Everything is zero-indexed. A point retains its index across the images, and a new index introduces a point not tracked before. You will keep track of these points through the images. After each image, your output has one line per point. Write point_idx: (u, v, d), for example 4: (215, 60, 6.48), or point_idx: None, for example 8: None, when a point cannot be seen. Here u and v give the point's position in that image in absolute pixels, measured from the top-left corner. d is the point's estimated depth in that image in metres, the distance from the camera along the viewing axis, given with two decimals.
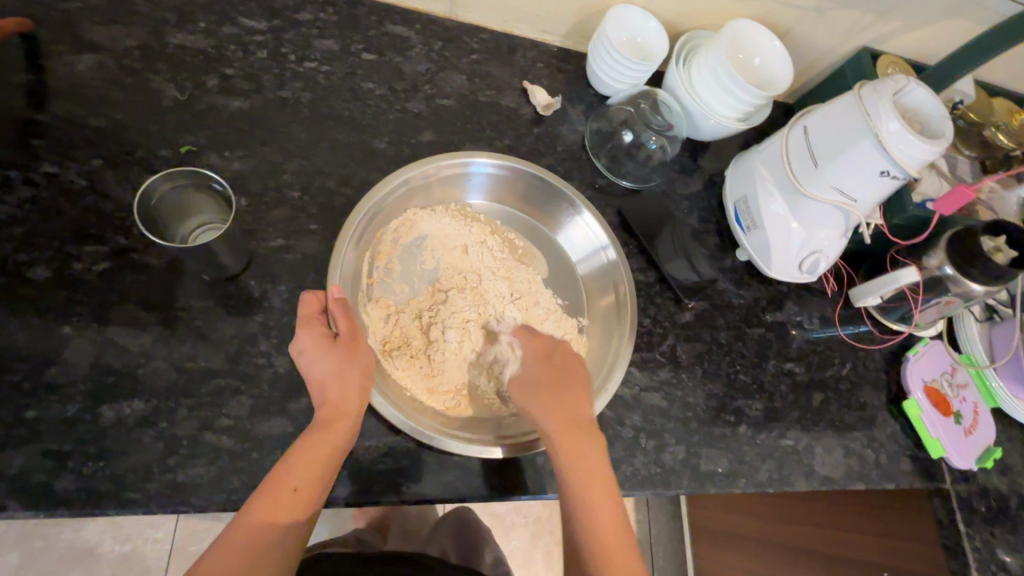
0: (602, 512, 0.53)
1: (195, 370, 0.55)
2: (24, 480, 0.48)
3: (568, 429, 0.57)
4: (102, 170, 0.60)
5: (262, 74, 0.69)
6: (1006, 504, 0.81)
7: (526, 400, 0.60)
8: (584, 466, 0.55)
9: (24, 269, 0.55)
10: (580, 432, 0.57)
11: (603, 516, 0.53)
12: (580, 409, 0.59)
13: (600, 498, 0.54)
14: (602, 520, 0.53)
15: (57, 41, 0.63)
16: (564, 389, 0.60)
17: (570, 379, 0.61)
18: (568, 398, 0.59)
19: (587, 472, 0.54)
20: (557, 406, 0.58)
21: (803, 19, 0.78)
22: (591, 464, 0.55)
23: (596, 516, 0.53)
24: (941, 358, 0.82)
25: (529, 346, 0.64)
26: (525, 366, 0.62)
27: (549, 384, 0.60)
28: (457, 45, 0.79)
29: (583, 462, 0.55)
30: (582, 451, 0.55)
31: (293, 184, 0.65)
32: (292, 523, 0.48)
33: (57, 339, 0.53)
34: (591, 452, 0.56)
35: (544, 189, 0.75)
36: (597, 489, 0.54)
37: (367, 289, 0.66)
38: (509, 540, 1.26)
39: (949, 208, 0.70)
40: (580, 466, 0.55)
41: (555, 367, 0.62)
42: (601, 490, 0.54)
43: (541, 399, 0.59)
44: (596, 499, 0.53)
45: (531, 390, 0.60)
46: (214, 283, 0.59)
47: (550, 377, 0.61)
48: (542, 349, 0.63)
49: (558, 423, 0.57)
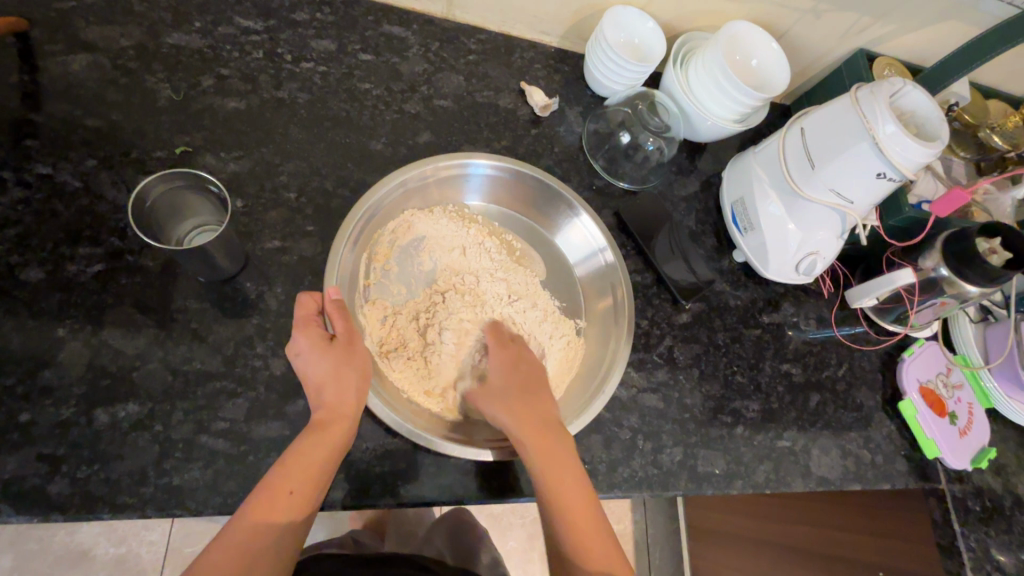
0: (580, 514, 0.53)
1: (191, 372, 0.55)
2: (18, 484, 0.48)
3: (538, 435, 0.56)
4: (97, 171, 0.60)
5: (259, 75, 0.69)
6: (1001, 504, 0.81)
7: (494, 407, 0.58)
8: (557, 471, 0.54)
9: (17, 271, 0.54)
10: (551, 437, 0.56)
11: (582, 518, 0.53)
12: (547, 413, 0.59)
13: (577, 500, 0.54)
14: (581, 522, 0.53)
15: (51, 41, 0.63)
16: (531, 395, 0.59)
17: (536, 384, 0.61)
18: (536, 404, 0.59)
19: (563, 478, 0.54)
20: (526, 413, 0.57)
21: (800, 21, 0.79)
22: (565, 468, 0.55)
23: (575, 519, 0.53)
24: (936, 359, 0.82)
25: (496, 348, 0.62)
26: (494, 369, 0.61)
27: (516, 391, 0.59)
28: (455, 46, 0.78)
29: (557, 467, 0.54)
30: (554, 455, 0.55)
31: (290, 185, 0.65)
32: (288, 526, 0.48)
33: (51, 342, 0.53)
34: (564, 456, 0.55)
35: (543, 190, 0.75)
36: (574, 492, 0.54)
37: (364, 291, 0.66)
38: (506, 540, 1.26)
39: (945, 210, 0.70)
40: (554, 471, 0.54)
41: (522, 373, 0.61)
42: (577, 493, 0.54)
43: (508, 406, 0.58)
44: (573, 502, 0.53)
45: (499, 396, 0.59)
46: (210, 285, 0.59)
47: (517, 383, 0.60)
48: (508, 353, 0.62)
49: (528, 431, 0.56)
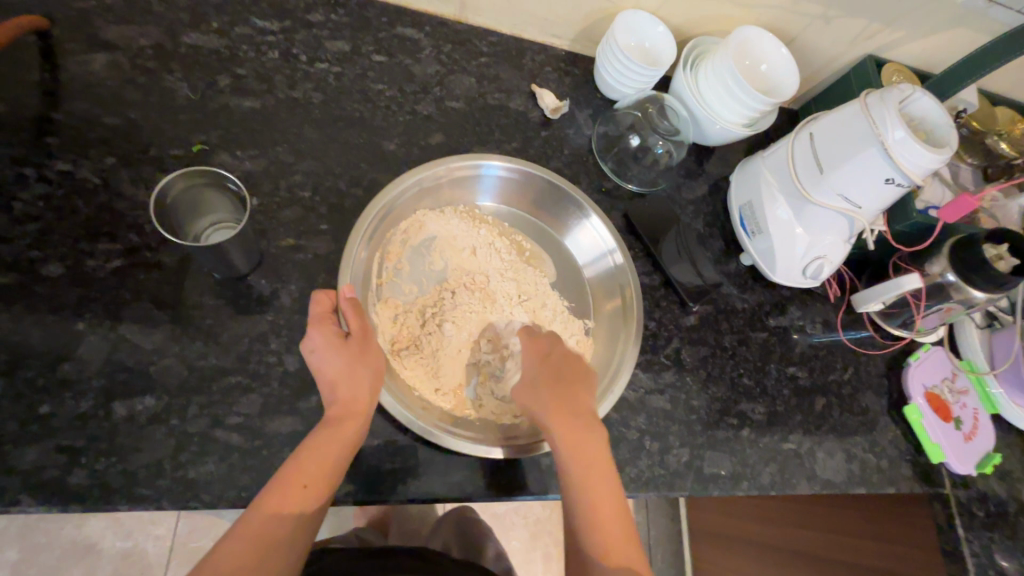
0: (603, 504, 0.54)
1: (205, 367, 0.56)
2: (37, 476, 0.49)
3: (566, 420, 0.57)
4: (116, 169, 0.61)
5: (274, 75, 0.69)
6: (1005, 509, 0.81)
7: (527, 394, 0.60)
8: (584, 460, 0.55)
9: (37, 266, 0.55)
10: (581, 423, 0.57)
11: (606, 508, 0.54)
12: (581, 401, 0.59)
13: (604, 491, 0.54)
14: (602, 514, 0.53)
15: (70, 40, 0.64)
16: (565, 382, 0.60)
17: (570, 374, 0.61)
18: (569, 392, 0.60)
19: (589, 465, 0.55)
20: (560, 398, 0.59)
21: (809, 27, 0.79)
22: (595, 458, 0.55)
23: (597, 510, 0.53)
24: (942, 364, 0.83)
25: (530, 346, 0.64)
26: (527, 362, 0.63)
27: (551, 379, 0.60)
28: (467, 48, 0.79)
29: (585, 454, 0.55)
30: (582, 441, 0.56)
31: (304, 184, 0.66)
32: (300, 518, 0.49)
33: (70, 336, 0.54)
34: (594, 444, 0.56)
35: (552, 192, 0.75)
36: (599, 483, 0.55)
37: (376, 289, 0.66)
38: (509, 540, 1.27)
39: (953, 216, 0.70)
40: (581, 457, 0.55)
41: (557, 362, 0.62)
42: (604, 484, 0.55)
43: (541, 391, 0.59)
44: (597, 491, 0.54)
45: (533, 384, 0.60)
46: (225, 282, 0.60)
47: (552, 371, 0.61)
48: (542, 345, 0.63)
49: (559, 415, 0.57)
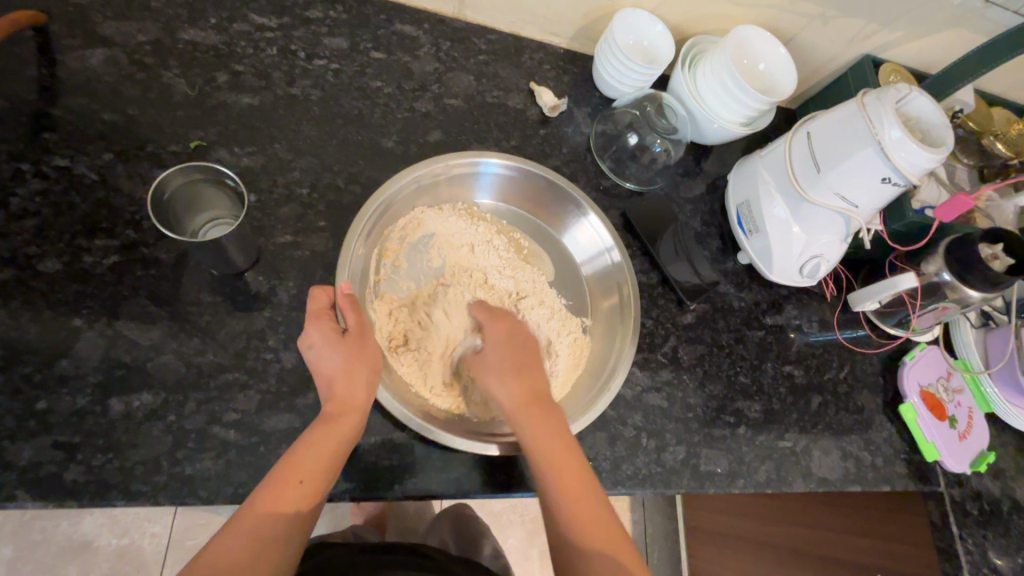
0: (578, 492, 0.54)
1: (204, 364, 0.56)
2: (34, 472, 0.49)
3: (528, 405, 0.58)
4: (113, 165, 0.60)
5: (272, 71, 0.69)
6: (999, 507, 0.82)
7: (490, 384, 0.59)
8: (551, 450, 0.55)
9: (34, 262, 0.55)
10: (545, 415, 0.57)
11: (579, 491, 0.54)
12: (544, 392, 0.60)
13: (574, 478, 0.54)
14: (579, 504, 0.53)
15: (68, 35, 0.63)
16: (528, 370, 0.60)
17: (529, 358, 0.62)
18: (532, 380, 0.60)
19: (557, 455, 0.55)
20: (522, 388, 0.59)
21: (807, 27, 0.79)
22: (560, 443, 0.56)
23: (574, 501, 0.53)
24: (937, 364, 0.83)
25: (491, 327, 0.63)
26: (490, 346, 0.61)
27: (511, 364, 0.60)
28: (466, 46, 0.79)
29: (550, 440, 0.56)
30: (545, 426, 0.56)
31: (302, 181, 0.66)
32: (296, 514, 0.49)
33: (67, 332, 0.54)
34: (560, 433, 0.57)
35: (549, 190, 0.76)
36: (571, 472, 0.54)
37: (374, 286, 0.66)
38: (505, 538, 1.27)
39: (949, 216, 0.71)
40: (545, 442, 0.55)
41: (516, 349, 0.62)
42: (573, 468, 0.55)
43: (503, 382, 0.59)
44: (569, 477, 0.54)
45: (495, 373, 0.60)
46: (222, 279, 0.60)
47: (513, 360, 0.61)
48: (500, 328, 0.63)
49: (522, 406, 0.57)
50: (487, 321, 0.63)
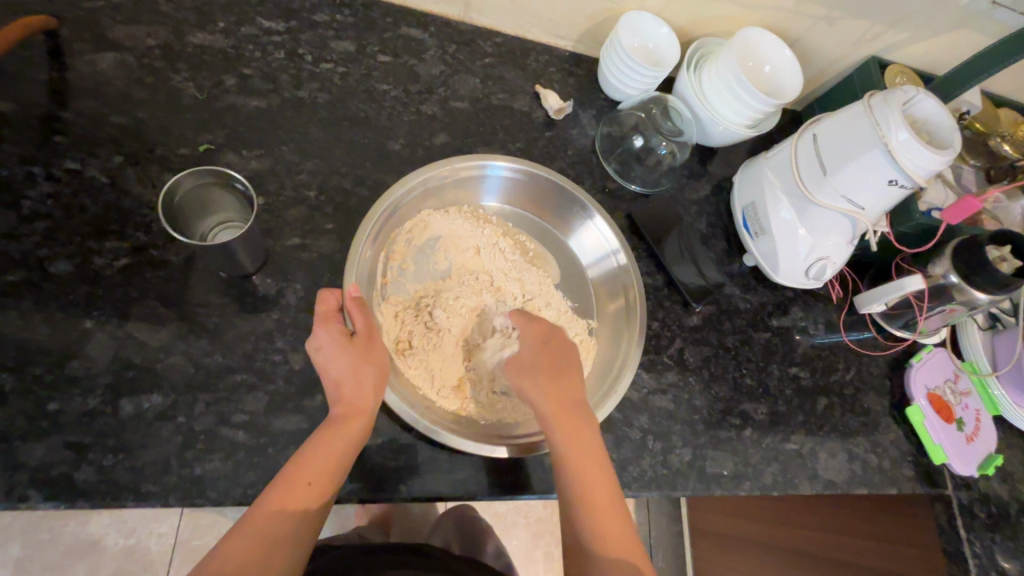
0: (600, 499, 0.54)
1: (212, 365, 0.56)
2: (45, 472, 0.49)
3: (562, 409, 0.57)
4: (123, 168, 0.61)
5: (280, 74, 0.70)
6: (1006, 510, 0.81)
7: (523, 386, 0.59)
8: (580, 456, 0.55)
9: (45, 264, 0.56)
10: (577, 421, 0.57)
11: (601, 499, 0.54)
12: (577, 398, 0.59)
13: (599, 485, 0.54)
14: (600, 511, 0.53)
15: (79, 39, 0.64)
16: (563, 374, 0.60)
17: (566, 361, 0.61)
18: (566, 385, 0.59)
19: (585, 460, 0.55)
20: (557, 391, 0.58)
21: (812, 28, 0.79)
22: (588, 449, 0.56)
23: (595, 508, 0.53)
24: (944, 366, 0.83)
25: (529, 328, 0.62)
26: (527, 347, 0.61)
27: (547, 366, 0.60)
28: (471, 48, 0.80)
29: (580, 446, 0.56)
30: (577, 431, 0.56)
31: (310, 183, 0.66)
32: (304, 516, 0.49)
33: (77, 334, 0.54)
34: (589, 440, 0.57)
35: (555, 193, 0.76)
36: (596, 478, 0.55)
37: (381, 288, 0.67)
38: (509, 539, 1.27)
39: (956, 218, 0.71)
40: (575, 447, 0.55)
41: (553, 352, 0.61)
42: (598, 474, 0.55)
43: (539, 383, 0.58)
44: (593, 484, 0.54)
45: (529, 375, 0.59)
46: (230, 281, 0.60)
47: (549, 363, 0.60)
48: (541, 330, 0.62)
49: (557, 409, 0.57)
50: (524, 323, 0.63)
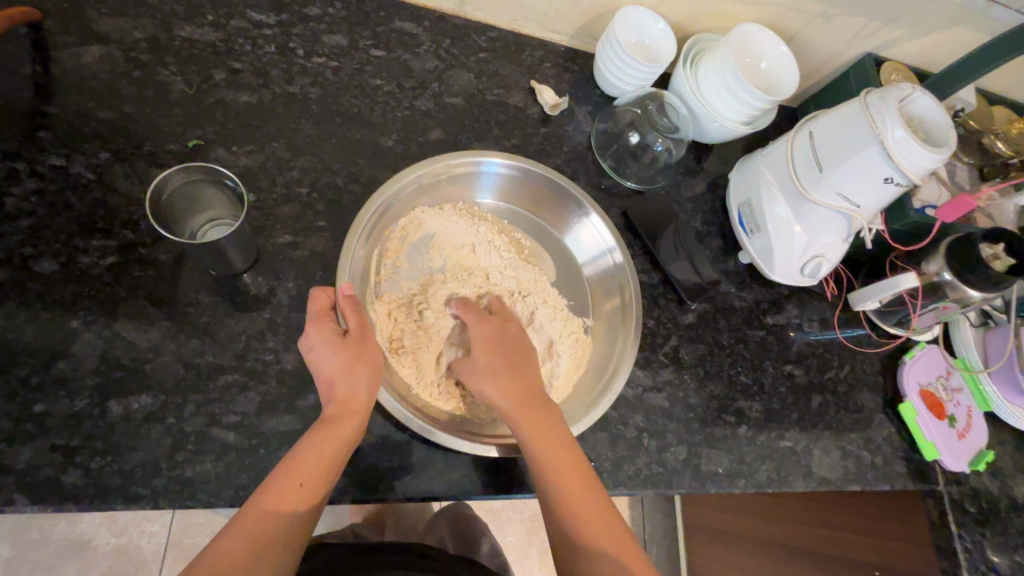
0: (579, 493, 0.53)
1: (203, 365, 0.55)
2: (32, 475, 0.48)
3: (524, 405, 0.57)
4: (110, 164, 0.60)
5: (271, 69, 0.69)
6: (997, 505, 0.82)
7: (481, 384, 0.58)
8: (554, 456, 0.54)
9: (31, 263, 0.54)
10: (543, 415, 0.57)
11: (578, 492, 0.53)
12: (536, 391, 0.59)
13: (574, 478, 0.54)
14: (580, 503, 0.53)
15: (63, 32, 0.63)
16: (520, 369, 0.60)
17: (521, 357, 0.61)
18: (525, 379, 0.59)
19: (555, 454, 0.54)
20: (514, 387, 0.58)
21: (808, 25, 0.79)
22: (555, 444, 0.55)
23: (575, 501, 0.53)
24: (937, 363, 0.83)
25: (477, 326, 0.61)
26: (477, 347, 0.60)
27: (502, 364, 0.59)
28: (466, 43, 0.79)
29: (546, 441, 0.55)
30: (542, 427, 0.56)
31: (302, 180, 0.65)
32: (296, 517, 0.48)
33: (64, 334, 0.53)
34: (556, 433, 0.56)
35: (551, 190, 0.75)
36: (571, 472, 0.54)
37: (375, 286, 0.66)
38: (504, 535, 1.27)
39: (950, 216, 0.71)
40: (542, 444, 0.55)
41: (507, 350, 0.61)
42: (572, 468, 0.54)
43: (496, 381, 0.58)
44: (568, 477, 0.54)
45: (485, 373, 0.59)
46: (221, 279, 0.59)
47: (503, 360, 0.60)
48: (489, 328, 0.62)
49: (518, 406, 0.57)
50: (471, 321, 0.62)
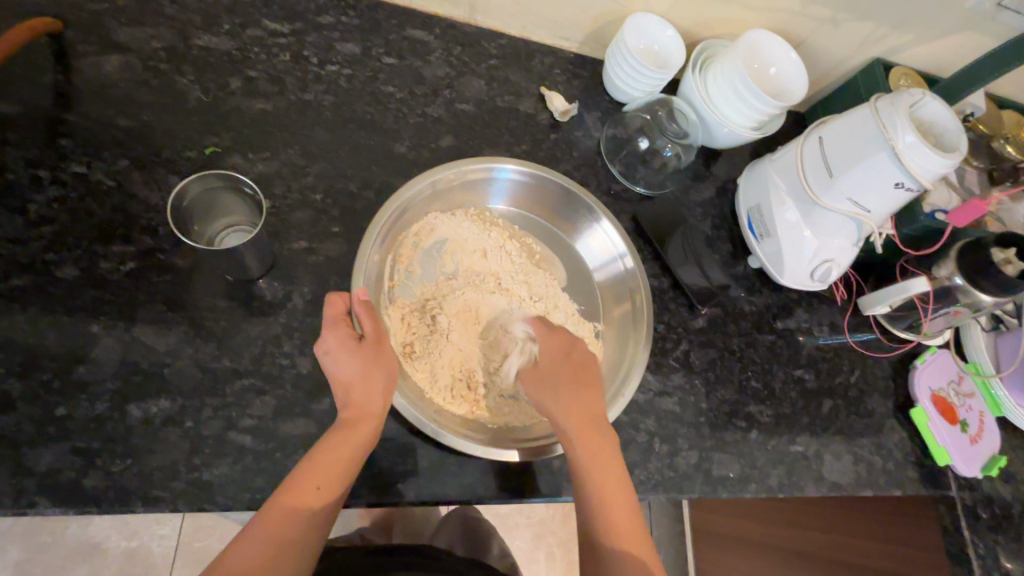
0: (617, 504, 0.54)
1: (219, 369, 0.56)
2: (53, 477, 0.49)
3: (580, 414, 0.59)
4: (129, 171, 0.61)
5: (286, 77, 0.70)
6: (1010, 511, 0.82)
7: (543, 392, 0.60)
8: (603, 471, 0.55)
9: (52, 269, 0.55)
10: (596, 427, 0.58)
11: (617, 503, 0.54)
12: (595, 404, 0.61)
13: (615, 490, 0.55)
14: (617, 515, 0.54)
15: (84, 42, 0.64)
16: (585, 383, 0.62)
17: (585, 371, 0.63)
18: (587, 393, 0.61)
19: (603, 465, 0.56)
20: (574, 397, 0.60)
21: (817, 31, 0.80)
22: (606, 455, 0.57)
23: (613, 511, 0.54)
24: (948, 367, 0.83)
25: (546, 338, 0.64)
26: (545, 358, 0.63)
27: (566, 375, 0.61)
28: (477, 50, 0.79)
29: (599, 452, 0.56)
30: (596, 437, 0.57)
31: (316, 186, 0.66)
32: (312, 519, 0.49)
33: (84, 338, 0.54)
34: (607, 445, 0.57)
35: (562, 196, 0.76)
36: (614, 484, 0.55)
37: (388, 291, 0.67)
38: (511, 539, 1.27)
39: (965, 220, 0.71)
40: (593, 453, 0.56)
41: (574, 364, 0.63)
42: (615, 481, 0.55)
43: (557, 390, 0.60)
44: (610, 489, 0.55)
45: (551, 385, 0.61)
46: (237, 284, 0.60)
47: (569, 371, 0.62)
48: (561, 342, 0.64)
49: (575, 415, 0.58)
50: (544, 332, 0.65)
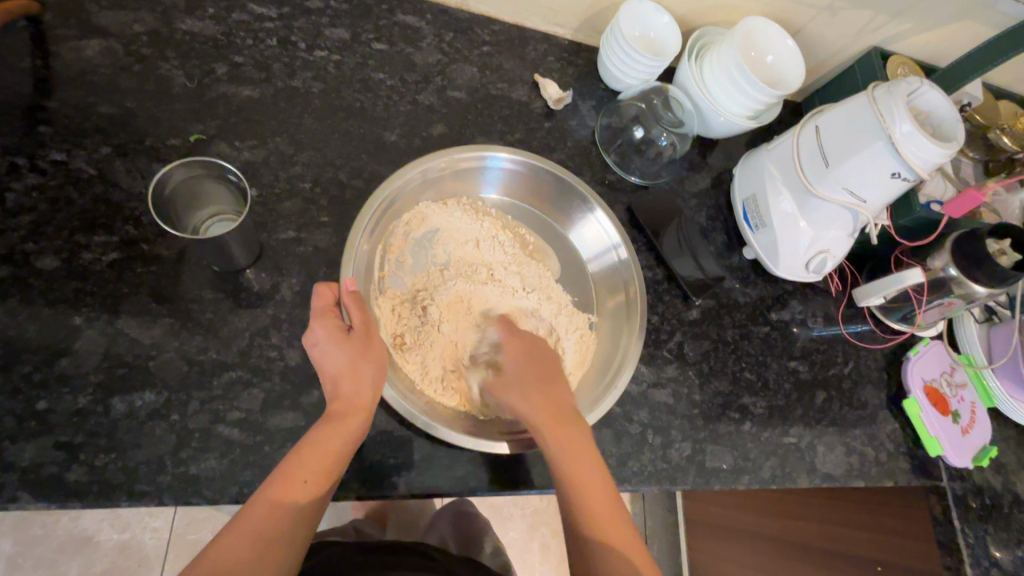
0: (598, 502, 0.53)
1: (206, 361, 0.55)
2: (36, 472, 0.48)
3: (551, 415, 0.57)
4: (111, 160, 0.59)
5: (273, 63, 0.68)
6: (1000, 501, 0.82)
7: (511, 396, 0.58)
8: (579, 470, 0.54)
9: (32, 259, 0.54)
10: (569, 425, 0.56)
11: (598, 500, 0.53)
12: (566, 403, 0.58)
13: (596, 487, 0.53)
14: (601, 512, 0.52)
15: (63, 26, 0.62)
16: (553, 385, 0.59)
17: (552, 372, 0.60)
18: (557, 394, 0.59)
19: (580, 464, 0.54)
20: (543, 400, 0.57)
21: (815, 18, 0.79)
22: (580, 453, 0.55)
23: (596, 509, 0.53)
24: (941, 358, 0.83)
25: (512, 342, 0.62)
26: (512, 362, 0.61)
27: (535, 377, 0.59)
28: (469, 37, 0.78)
29: (574, 452, 0.54)
30: (570, 436, 0.55)
31: (304, 175, 0.65)
32: (299, 513, 0.48)
33: (67, 330, 0.53)
34: (582, 442, 0.55)
35: (557, 186, 0.75)
36: (593, 481, 0.54)
37: (378, 282, 0.66)
38: (506, 530, 1.27)
39: (959, 211, 0.71)
40: (569, 454, 0.54)
41: (540, 365, 0.60)
42: (594, 478, 0.54)
43: (525, 392, 0.58)
44: (587, 488, 0.53)
45: (518, 387, 0.58)
46: (224, 275, 0.59)
47: (538, 372, 0.60)
48: (524, 345, 0.62)
49: (546, 417, 0.56)
50: (507, 337, 0.62)
